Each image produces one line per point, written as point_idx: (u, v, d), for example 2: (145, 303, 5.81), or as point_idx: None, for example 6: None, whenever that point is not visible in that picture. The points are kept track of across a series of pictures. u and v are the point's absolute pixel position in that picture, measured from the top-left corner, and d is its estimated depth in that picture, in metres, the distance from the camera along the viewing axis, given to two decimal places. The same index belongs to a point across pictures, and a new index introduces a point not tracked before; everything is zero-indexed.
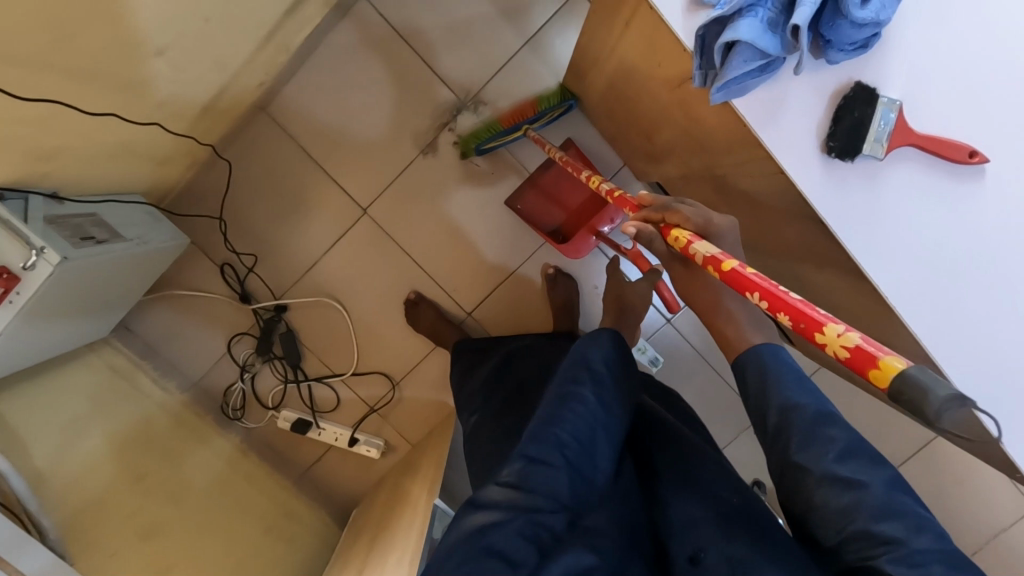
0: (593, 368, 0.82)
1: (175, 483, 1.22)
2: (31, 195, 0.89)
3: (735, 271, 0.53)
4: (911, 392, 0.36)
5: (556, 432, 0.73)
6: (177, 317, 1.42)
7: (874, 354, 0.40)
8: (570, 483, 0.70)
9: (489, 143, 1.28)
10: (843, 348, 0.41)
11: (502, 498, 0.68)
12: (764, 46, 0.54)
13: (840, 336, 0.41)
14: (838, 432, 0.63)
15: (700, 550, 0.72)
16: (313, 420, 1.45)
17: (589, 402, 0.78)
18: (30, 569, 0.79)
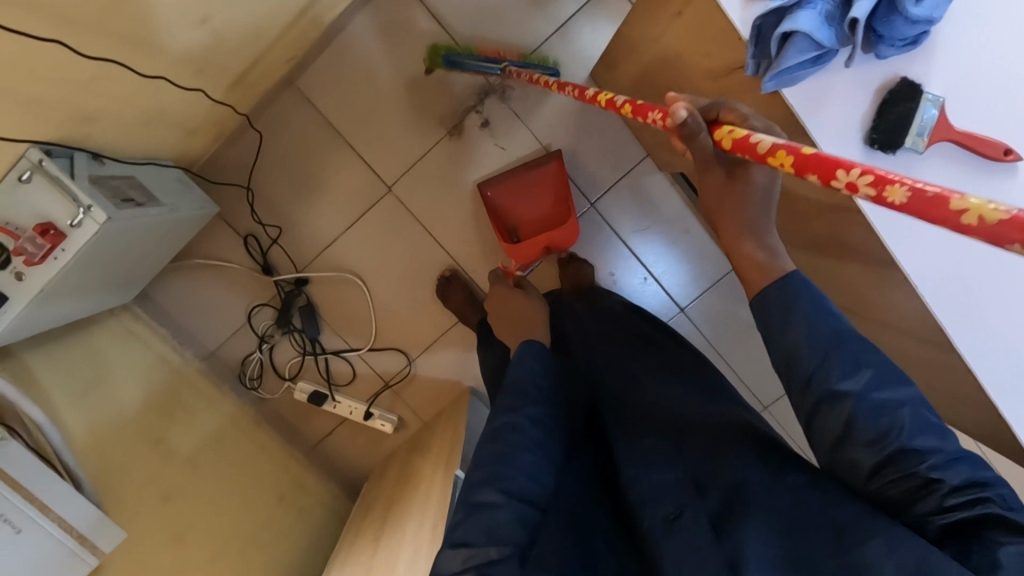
0: (521, 389, 0.88)
1: (195, 447, 1.24)
2: (76, 153, 0.90)
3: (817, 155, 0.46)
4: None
5: (503, 473, 0.75)
6: (196, 286, 1.42)
7: None
8: (517, 522, 0.71)
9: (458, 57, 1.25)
10: (999, 211, 0.35)
11: (461, 565, 0.69)
12: (821, 37, 0.57)
13: (992, 202, 0.35)
14: (864, 370, 0.59)
15: (675, 512, 0.71)
16: (328, 393, 1.47)
17: (517, 430, 0.81)
18: (70, 517, 0.81)
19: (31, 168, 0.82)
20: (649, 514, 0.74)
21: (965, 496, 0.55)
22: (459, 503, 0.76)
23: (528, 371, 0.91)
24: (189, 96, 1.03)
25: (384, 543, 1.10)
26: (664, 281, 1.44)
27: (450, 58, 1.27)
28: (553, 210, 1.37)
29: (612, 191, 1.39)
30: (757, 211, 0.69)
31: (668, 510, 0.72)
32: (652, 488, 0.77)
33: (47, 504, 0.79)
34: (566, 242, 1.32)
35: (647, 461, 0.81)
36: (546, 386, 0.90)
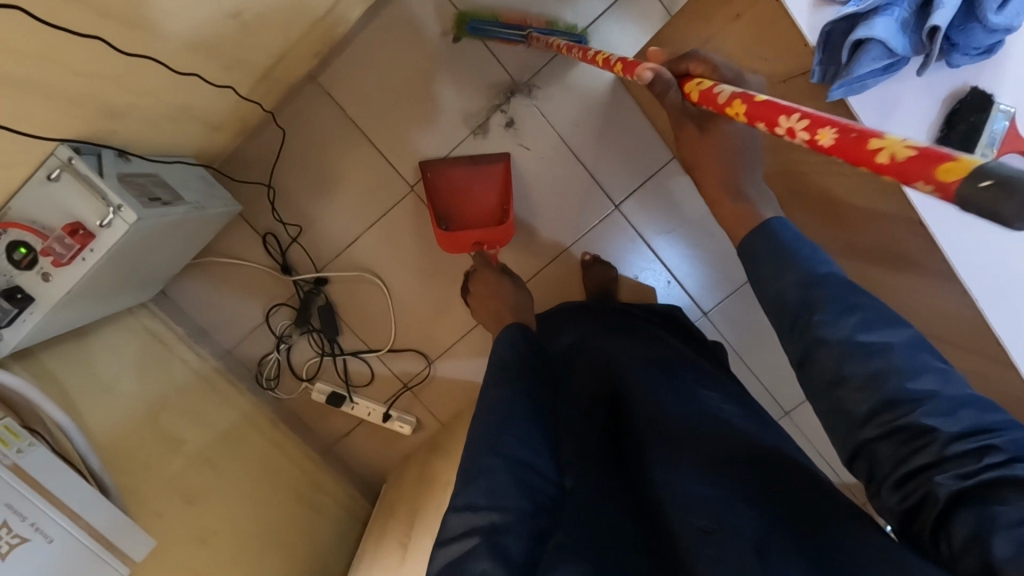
0: (506, 363, 0.91)
1: (215, 449, 1.21)
2: (103, 150, 0.87)
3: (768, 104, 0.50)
4: (1000, 179, 0.32)
5: (501, 439, 0.76)
6: (214, 284, 1.40)
7: (937, 153, 0.36)
8: (516, 483, 0.73)
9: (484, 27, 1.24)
10: (908, 147, 0.37)
11: (461, 528, 0.70)
12: (896, 44, 0.56)
13: (906, 139, 0.38)
14: (856, 313, 0.59)
15: (713, 523, 0.65)
16: (347, 395, 1.45)
17: (513, 407, 0.82)
18: (101, 526, 0.79)
19: (61, 166, 0.79)
20: (681, 521, 0.67)
21: (969, 442, 0.52)
22: (460, 472, 0.76)
23: (513, 351, 0.93)
24: (216, 91, 1.00)
25: (410, 549, 1.08)
26: (686, 284, 1.43)
27: (474, 25, 1.25)
28: (490, 207, 1.35)
29: (637, 193, 1.38)
30: (740, 159, 0.73)
31: (706, 520, 0.65)
32: (680, 481, 0.72)
33: (75, 511, 0.77)
34: (500, 240, 1.32)
35: (669, 460, 0.76)
36: (527, 367, 0.91)
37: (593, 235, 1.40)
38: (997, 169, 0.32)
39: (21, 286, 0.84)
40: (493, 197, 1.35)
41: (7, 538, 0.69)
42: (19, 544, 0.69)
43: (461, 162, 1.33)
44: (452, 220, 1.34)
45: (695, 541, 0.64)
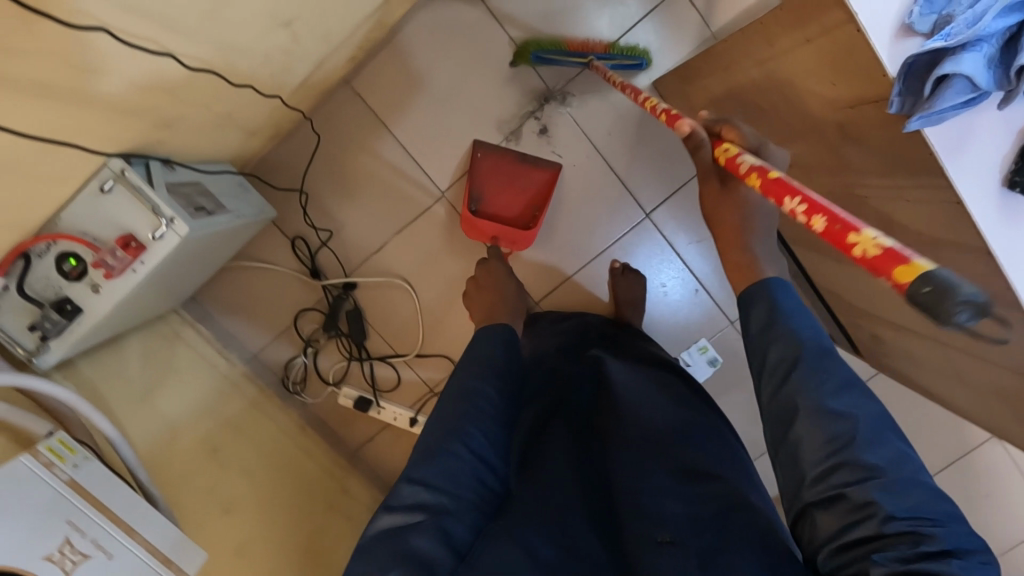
0: (491, 354, 0.91)
1: (248, 455, 1.21)
2: (150, 161, 0.86)
3: (778, 181, 0.55)
4: (936, 288, 0.37)
5: (464, 431, 0.80)
6: (241, 289, 1.40)
7: (903, 255, 0.41)
8: (472, 478, 0.78)
9: (547, 53, 1.24)
10: (877, 247, 0.42)
11: (412, 500, 0.74)
12: (981, 80, 0.55)
13: (876, 238, 0.43)
14: (829, 376, 0.63)
15: (672, 535, 0.75)
16: (373, 399, 1.44)
17: (490, 401, 0.85)
18: (155, 540, 0.79)
19: (113, 178, 0.79)
20: (645, 528, 0.76)
21: (906, 524, 0.55)
22: (421, 448, 0.80)
23: (503, 353, 0.91)
24: (258, 99, 1.00)
25: None
26: (713, 292, 1.42)
27: (539, 57, 1.25)
28: (518, 212, 1.36)
29: (668, 201, 1.38)
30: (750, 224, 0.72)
31: (664, 532, 0.75)
32: (655, 494, 0.80)
33: (132, 526, 0.77)
34: (525, 242, 1.33)
35: (646, 480, 0.82)
36: (510, 367, 0.91)
37: (623, 243, 1.40)
38: (936, 278, 0.36)
39: (70, 297, 0.83)
40: (525, 200, 1.35)
41: (70, 555, 0.69)
42: (82, 561, 0.70)
43: (508, 155, 1.30)
44: (481, 206, 1.34)
45: (649, 549, 0.74)
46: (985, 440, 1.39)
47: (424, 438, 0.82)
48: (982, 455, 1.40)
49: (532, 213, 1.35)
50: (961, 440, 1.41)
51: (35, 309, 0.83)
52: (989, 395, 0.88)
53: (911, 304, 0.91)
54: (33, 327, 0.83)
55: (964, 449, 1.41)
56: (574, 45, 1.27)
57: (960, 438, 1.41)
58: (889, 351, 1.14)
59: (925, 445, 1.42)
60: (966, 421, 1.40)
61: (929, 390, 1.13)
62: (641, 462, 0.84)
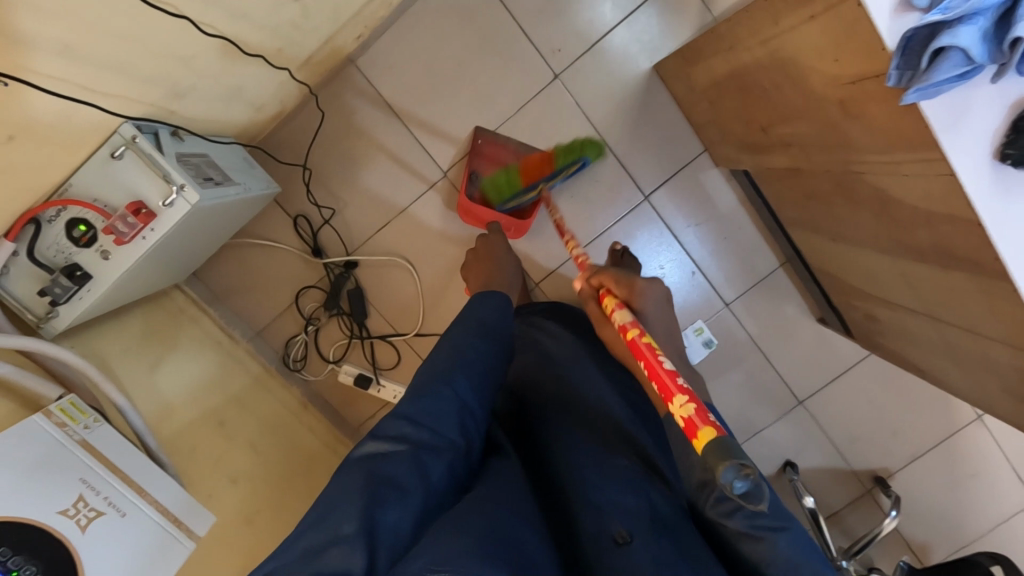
0: (483, 322, 0.95)
1: (248, 429, 1.22)
2: (160, 129, 0.87)
3: (635, 339, 0.75)
4: (719, 451, 0.53)
5: (454, 374, 0.83)
6: (243, 265, 1.40)
7: (697, 425, 0.58)
8: (456, 420, 0.79)
9: (510, 204, 1.31)
10: (682, 415, 0.61)
11: (395, 432, 0.75)
12: (977, 53, 0.57)
13: (682, 406, 0.61)
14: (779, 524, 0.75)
15: (627, 533, 0.72)
16: (373, 376, 1.46)
17: (478, 356, 0.88)
18: (166, 501, 0.80)
19: (124, 145, 0.80)
20: (600, 527, 0.74)
21: None
22: (408, 391, 0.82)
23: (496, 317, 0.97)
24: (267, 72, 1.00)
25: None
26: (709, 275, 1.44)
27: (504, 206, 1.32)
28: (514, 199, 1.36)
29: (666, 185, 1.40)
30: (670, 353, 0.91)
31: (620, 530, 0.72)
32: (615, 488, 0.79)
33: (144, 487, 0.78)
34: (519, 233, 1.36)
35: (609, 472, 0.82)
36: (497, 329, 0.95)
37: (622, 225, 1.41)
38: (720, 444, 0.53)
39: (80, 264, 0.84)
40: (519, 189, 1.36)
41: (85, 510, 0.71)
42: (96, 517, 0.72)
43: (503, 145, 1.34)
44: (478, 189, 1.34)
45: (607, 550, 0.71)
46: (968, 421, 1.44)
47: (413, 381, 0.84)
48: (970, 435, 1.44)
49: (525, 207, 1.35)
50: (947, 421, 1.45)
51: (45, 275, 0.83)
52: (979, 368, 0.91)
53: (906, 281, 0.94)
54: (42, 292, 0.84)
55: (953, 428, 1.44)
56: (527, 172, 1.28)
57: (946, 420, 1.44)
58: (881, 329, 1.17)
59: (914, 426, 1.46)
60: (956, 400, 1.44)
61: (919, 367, 1.15)
62: (604, 455, 0.86)
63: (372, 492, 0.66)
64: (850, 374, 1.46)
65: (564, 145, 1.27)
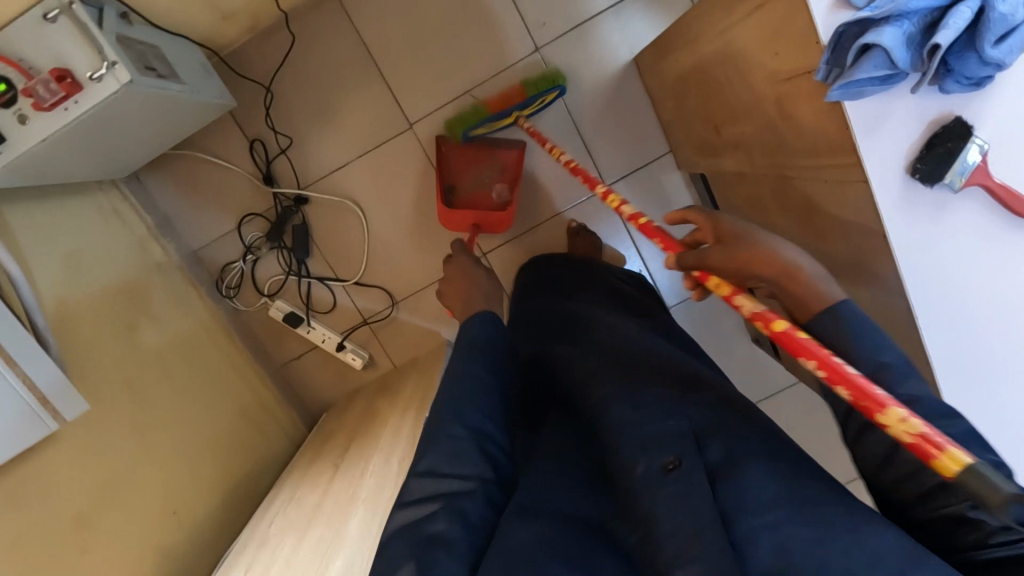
0: (476, 343, 0.90)
1: (160, 339, 1.19)
2: (104, 5, 0.84)
3: (787, 334, 0.56)
4: (984, 485, 0.41)
5: (464, 410, 0.77)
6: (191, 180, 1.38)
7: (937, 443, 0.44)
8: (479, 451, 0.74)
9: (476, 129, 1.31)
10: (909, 433, 0.46)
11: (426, 492, 0.70)
12: (899, 56, 0.57)
13: (906, 420, 0.46)
14: (950, 431, 0.55)
15: (673, 458, 0.65)
16: (304, 317, 1.44)
17: (478, 379, 0.82)
18: (35, 378, 0.78)
19: (59, 9, 0.78)
20: (641, 458, 0.67)
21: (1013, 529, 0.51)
22: (422, 442, 0.77)
23: (489, 335, 0.91)
24: None
25: (340, 465, 1.08)
26: (656, 277, 1.45)
27: (470, 135, 1.33)
28: (495, 193, 1.36)
29: (627, 179, 1.40)
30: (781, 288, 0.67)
31: (667, 457, 0.66)
32: (651, 419, 0.72)
33: (14, 359, 0.76)
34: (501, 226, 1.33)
35: (640, 408, 0.75)
36: (490, 345, 0.90)
37: (580, 210, 1.42)
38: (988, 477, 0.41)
39: None
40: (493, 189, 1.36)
41: None
42: None
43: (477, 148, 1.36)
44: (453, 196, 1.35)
45: (658, 478, 0.65)
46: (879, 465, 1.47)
47: (425, 430, 0.79)
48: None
49: (505, 197, 1.35)
50: None
51: None
52: None
53: None
54: None
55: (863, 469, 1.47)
56: (494, 105, 1.31)
57: None
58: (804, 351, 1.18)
59: (828, 460, 1.48)
60: None
61: None
62: (628, 390, 0.79)
63: (421, 558, 0.62)
64: (775, 398, 1.48)
65: (533, 79, 1.31)
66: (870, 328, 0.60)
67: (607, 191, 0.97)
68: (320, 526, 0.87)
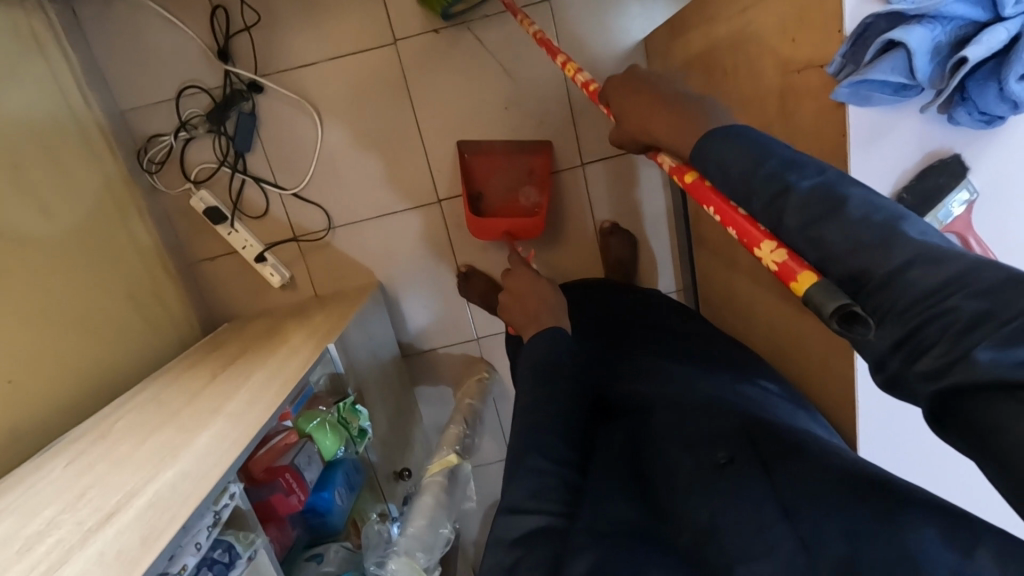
0: (543, 364, 0.81)
1: (50, 189, 1.04)
2: None
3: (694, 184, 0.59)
4: (818, 298, 0.44)
5: (541, 439, 0.69)
6: (134, 31, 1.22)
7: (795, 268, 0.47)
8: (561, 482, 0.65)
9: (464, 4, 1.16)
10: (775, 262, 0.49)
11: (517, 532, 0.60)
12: (920, 64, 0.52)
13: (774, 252, 0.49)
14: (839, 212, 0.45)
15: (726, 455, 0.60)
16: (229, 216, 1.31)
17: (550, 412, 0.72)
18: None
19: None
20: (689, 456, 0.61)
21: (939, 322, 0.38)
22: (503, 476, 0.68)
23: (555, 357, 0.81)
24: None
25: (220, 375, 0.97)
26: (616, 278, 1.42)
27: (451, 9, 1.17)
28: (525, 198, 1.31)
29: (607, 162, 1.33)
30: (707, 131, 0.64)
31: (718, 452, 0.61)
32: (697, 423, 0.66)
33: None
34: (530, 234, 1.26)
35: (686, 412, 0.69)
36: (561, 358, 0.81)
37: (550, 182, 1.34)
38: (819, 301, 0.44)
39: None
40: (524, 198, 1.31)
41: None
42: None
43: (505, 158, 1.31)
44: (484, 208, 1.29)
45: (708, 473, 0.59)
46: None
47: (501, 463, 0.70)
48: None
49: (534, 199, 1.31)
50: None
51: None
52: None
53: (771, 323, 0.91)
54: None
55: None
56: None
57: None
58: None
59: None
60: None
61: None
62: (690, 398, 0.72)
63: None
64: None
65: None
66: (745, 138, 0.54)
67: (565, 58, 0.89)
68: (169, 431, 0.76)
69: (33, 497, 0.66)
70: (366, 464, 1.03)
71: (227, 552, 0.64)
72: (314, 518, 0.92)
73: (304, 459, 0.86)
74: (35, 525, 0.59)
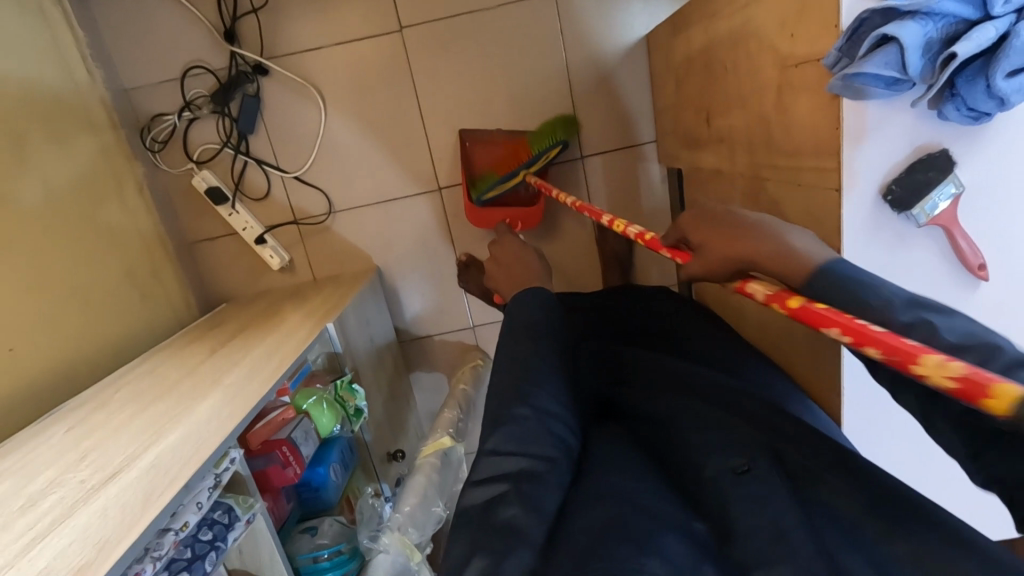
0: (533, 326, 0.79)
1: (53, 163, 1.05)
2: None
3: (803, 308, 0.49)
4: None
5: (530, 390, 0.69)
6: (141, 10, 1.23)
7: (982, 379, 0.36)
8: (549, 433, 0.65)
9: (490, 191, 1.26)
10: (949, 377, 0.37)
11: (492, 472, 0.62)
12: (912, 58, 0.54)
13: (942, 365, 0.38)
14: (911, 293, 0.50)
15: (745, 462, 0.60)
16: (230, 197, 1.31)
17: (540, 364, 0.73)
18: None
19: None
20: (707, 459, 0.61)
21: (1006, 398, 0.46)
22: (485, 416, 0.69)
23: (546, 318, 0.81)
24: None
25: (218, 351, 0.98)
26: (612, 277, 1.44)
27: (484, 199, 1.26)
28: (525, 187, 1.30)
29: (606, 156, 1.35)
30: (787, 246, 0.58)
31: (737, 460, 0.60)
32: (712, 428, 0.65)
33: None
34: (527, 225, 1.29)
35: (697, 412, 0.68)
36: (555, 326, 0.80)
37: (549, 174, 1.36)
38: None
39: None
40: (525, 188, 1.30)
41: None
42: None
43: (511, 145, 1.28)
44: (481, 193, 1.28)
45: (725, 480, 0.58)
46: None
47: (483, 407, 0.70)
48: None
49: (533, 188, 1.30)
50: None
51: None
52: None
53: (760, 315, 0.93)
54: None
55: None
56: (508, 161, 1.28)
57: None
58: None
59: None
60: None
61: None
62: (701, 395, 0.71)
63: (491, 552, 0.54)
64: None
65: (541, 130, 1.30)
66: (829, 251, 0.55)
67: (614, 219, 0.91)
68: (168, 402, 0.77)
69: (33, 460, 0.67)
70: (360, 444, 1.05)
71: (226, 513, 0.65)
72: (308, 492, 0.94)
73: (300, 434, 0.87)
74: (37, 484, 0.60)
